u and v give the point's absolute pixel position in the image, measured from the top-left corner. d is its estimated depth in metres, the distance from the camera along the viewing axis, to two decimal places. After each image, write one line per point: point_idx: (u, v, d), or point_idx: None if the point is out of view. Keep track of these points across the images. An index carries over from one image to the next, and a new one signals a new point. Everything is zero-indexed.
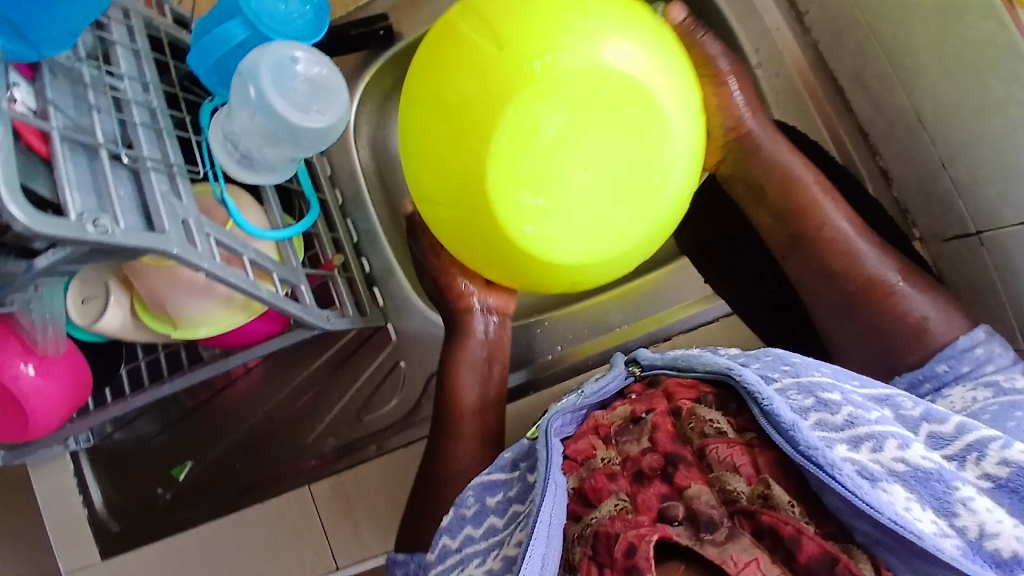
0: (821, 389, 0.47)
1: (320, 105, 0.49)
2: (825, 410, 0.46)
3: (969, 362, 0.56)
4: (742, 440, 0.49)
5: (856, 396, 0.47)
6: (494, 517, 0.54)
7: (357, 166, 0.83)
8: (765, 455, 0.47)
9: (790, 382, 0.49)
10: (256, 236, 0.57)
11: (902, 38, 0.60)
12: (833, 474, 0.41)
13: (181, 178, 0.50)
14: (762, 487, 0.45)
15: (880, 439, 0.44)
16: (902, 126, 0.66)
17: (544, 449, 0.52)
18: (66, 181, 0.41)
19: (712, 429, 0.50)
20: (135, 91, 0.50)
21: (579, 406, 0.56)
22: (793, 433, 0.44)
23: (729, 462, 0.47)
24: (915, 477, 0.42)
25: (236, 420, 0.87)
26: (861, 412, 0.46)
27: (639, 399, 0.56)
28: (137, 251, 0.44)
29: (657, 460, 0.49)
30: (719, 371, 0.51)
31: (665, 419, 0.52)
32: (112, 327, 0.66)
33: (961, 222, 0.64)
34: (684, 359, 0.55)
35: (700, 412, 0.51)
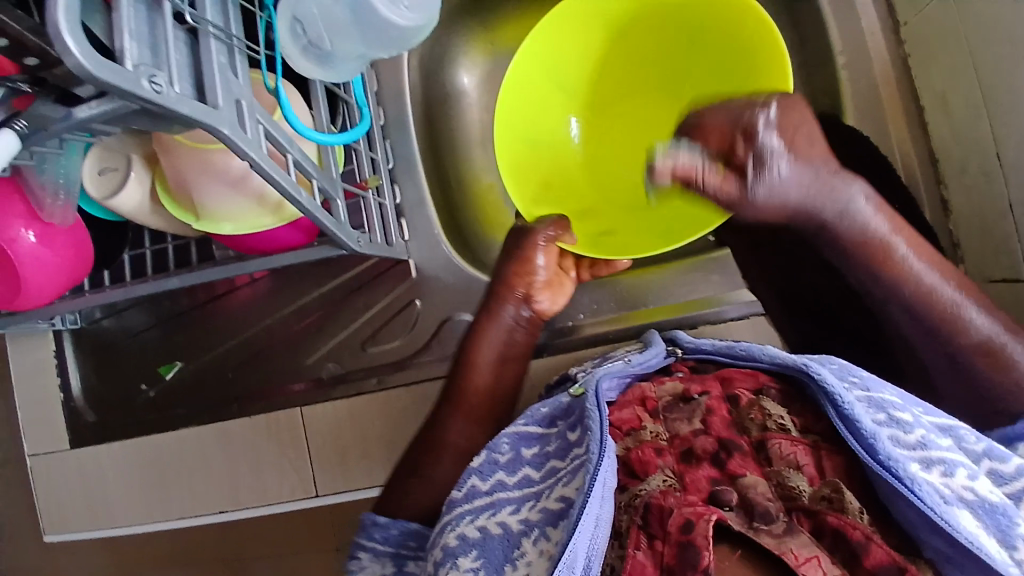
0: (892, 406, 0.45)
1: (408, 1, 0.48)
2: (898, 427, 0.44)
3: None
4: (806, 440, 0.46)
5: (924, 419, 0.45)
6: (530, 468, 0.51)
7: (406, 91, 0.79)
8: (832, 460, 0.45)
9: (862, 394, 0.45)
10: (304, 136, 0.54)
11: (1002, 68, 0.58)
12: (915, 490, 0.40)
13: (239, 54, 0.46)
14: (829, 491, 0.43)
15: (951, 465, 0.43)
16: (977, 157, 0.63)
17: (596, 410, 0.48)
18: (126, 28, 0.37)
19: (774, 423, 0.47)
20: None
21: (625, 372, 0.54)
22: (874, 442, 0.42)
23: (792, 458, 0.45)
24: (982, 507, 0.41)
25: (234, 330, 0.84)
26: (932, 437, 0.44)
27: (690, 378, 0.53)
28: (188, 122, 0.41)
29: (710, 443, 0.47)
30: (789, 364, 0.48)
31: (720, 404, 0.49)
32: (127, 207, 0.62)
33: (1014, 266, 0.62)
34: (744, 348, 0.51)
35: (764, 404, 0.48)
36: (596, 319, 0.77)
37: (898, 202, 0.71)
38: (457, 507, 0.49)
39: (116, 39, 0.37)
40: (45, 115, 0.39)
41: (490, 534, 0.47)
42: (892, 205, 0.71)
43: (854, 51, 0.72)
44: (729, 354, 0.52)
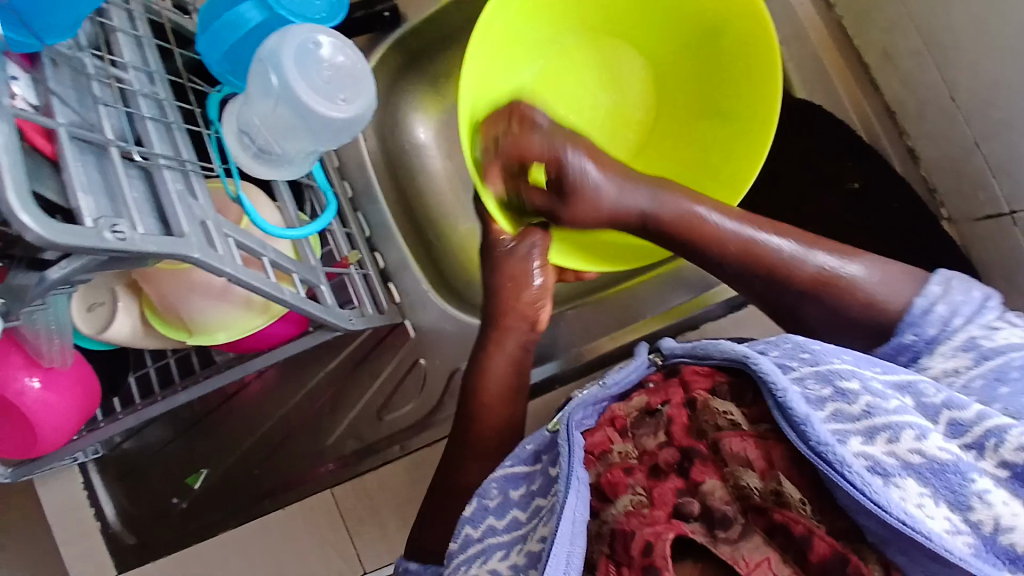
0: (839, 376, 0.43)
1: (346, 93, 0.48)
2: (842, 399, 0.42)
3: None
4: (755, 432, 0.46)
5: (875, 383, 0.42)
6: (517, 510, 0.50)
7: (366, 158, 0.80)
8: (781, 449, 0.44)
9: (809, 370, 0.44)
10: (274, 235, 0.54)
11: (941, 14, 0.58)
12: (842, 473, 0.39)
13: (195, 175, 0.47)
14: (774, 483, 0.43)
15: (896, 429, 0.40)
16: (935, 103, 0.63)
17: (567, 442, 0.48)
18: (78, 183, 0.38)
19: (725, 421, 0.46)
20: (141, 82, 0.47)
21: (600, 398, 0.52)
22: (804, 427, 0.41)
23: (742, 455, 0.44)
24: (929, 470, 0.39)
25: (251, 426, 0.85)
26: (878, 401, 0.41)
27: (656, 389, 0.52)
28: (159, 257, 0.42)
29: (674, 454, 0.47)
30: (736, 359, 0.47)
31: (681, 411, 0.49)
32: (122, 334, 0.64)
33: (994, 202, 0.61)
34: (700, 347, 0.51)
35: (714, 404, 0.48)
36: (593, 339, 0.78)
37: (866, 162, 0.71)
38: (454, 560, 0.49)
39: (71, 197, 0.38)
40: (21, 284, 0.40)
41: None
42: (860, 167, 0.71)
43: (790, 24, 0.73)
44: (694, 355, 0.51)
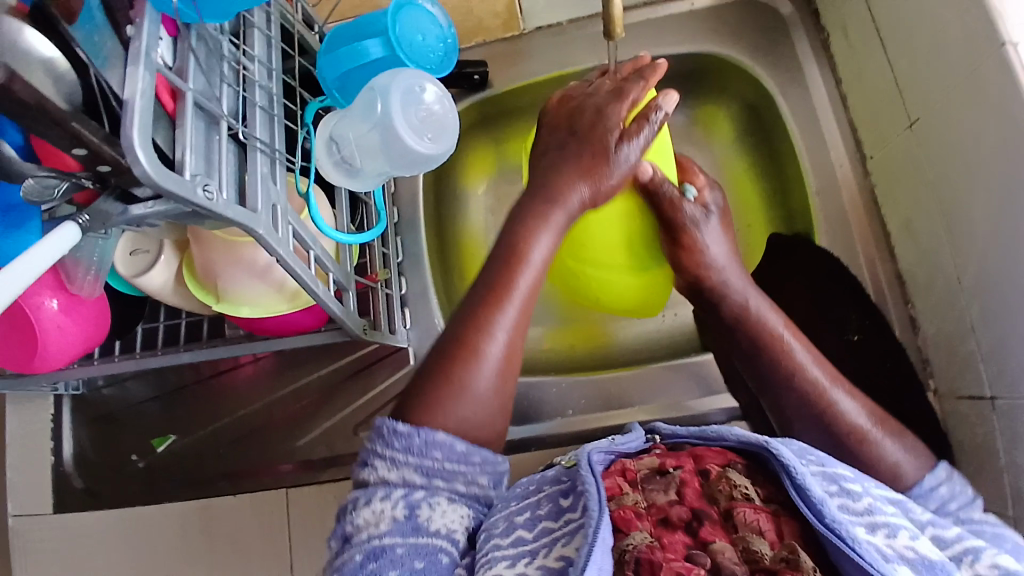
0: (843, 478, 0.47)
1: (432, 134, 0.55)
2: (847, 496, 0.45)
3: (936, 501, 0.56)
4: (767, 508, 0.46)
5: (873, 491, 0.47)
6: (522, 530, 0.47)
7: (419, 192, 0.85)
8: (790, 524, 0.45)
9: (818, 469, 0.47)
10: (326, 235, 0.60)
11: (961, 204, 0.64)
12: (855, 550, 0.41)
13: (279, 164, 0.53)
14: (786, 552, 0.42)
15: (894, 527, 0.44)
16: (943, 281, 0.68)
17: (592, 480, 0.47)
18: (187, 142, 0.43)
19: (739, 494, 0.46)
20: (260, 74, 0.53)
21: (609, 450, 0.52)
22: (819, 506, 0.43)
23: (755, 525, 0.44)
24: (922, 563, 0.42)
25: (231, 406, 0.87)
26: (878, 504, 0.46)
27: (668, 454, 0.52)
28: (229, 223, 0.46)
29: (685, 513, 0.46)
30: (753, 443, 0.48)
31: (693, 477, 0.48)
32: (152, 284, 0.67)
33: (978, 384, 0.65)
34: (713, 429, 0.51)
35: (730, 476, 0.48)
36: (583, 414, 0.80)
37: (868, 318, 0.77)
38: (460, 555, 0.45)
39: (178, 152, 0.43)
40: (105, 210, 0.44)
41: None
42: (863, 322, 0.77)
43: (826, 180, 0.80)
44: (701, 436, 0.52)
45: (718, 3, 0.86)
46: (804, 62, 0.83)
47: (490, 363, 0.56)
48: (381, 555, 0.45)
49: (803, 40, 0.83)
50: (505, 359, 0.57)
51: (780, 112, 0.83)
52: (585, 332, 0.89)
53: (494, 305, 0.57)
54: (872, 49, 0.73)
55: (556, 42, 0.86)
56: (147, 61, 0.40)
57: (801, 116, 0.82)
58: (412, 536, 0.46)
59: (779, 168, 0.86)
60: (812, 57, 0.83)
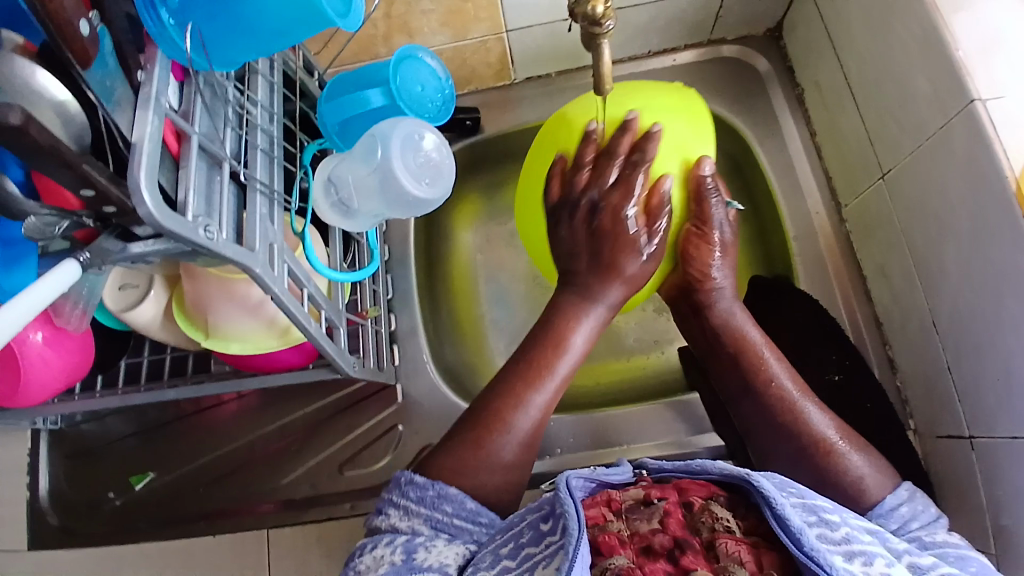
0: (823, 509, 0.47)
1: (429, 179, 0.56)
2: (826, 526, 0.46)
3: (896, 521, 0.57)
4: (746, 539, 0.47)
5: (851, 521, 0.48)
6: (506, 560, 0.49)
7: (410, 230, 0.87)
8: (770, 555, 0.46)
9: (797, 500, 0.48)
10: (321, 273, 0.60)
11: (933, 251, 0.67)
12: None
13: (277, 204, 0.54)
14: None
15: (870, 555, 0.44)
16: (918, 324, 0.71)
17: (572, 503, 0.48)
18: (190, 183, 0.44)
19: (720, 525, 0.47)
20: (262, 118, 0.55)
21: (592, 477, 0.53)
22: (800, 536, 0.43)
23: (735, 556, 0.45)
24: None
25: (214, 442, 0.85)
26: (856, 534, 0.46)
27: (654, 485, 0.52)
28: (227, 262, 0.47)
29: (668, 541, 0.46)
30: (735, 476, 0.48)
31: (677, 508, 0.49)
32: (141, 319, 0.67)
33: (957, 424, 0.67)
34: (696, 462, 0.51)
35: (713, 508, 0.48)
36: (572, 452, 0.80)
37: (848, 359, 0.77)
38: None
39: (180, 193, 0.44)
40: (104, 248, 0.44)
41: None
42: (843, 362, 0.77)
43: (805, 225, 0.84)
44: (685, 470, 0.52)
45: (700, 58, 0.91)
46: (781, 114, 0.87)
47: (515, 435, 0.60)
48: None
49: (779, 93, 0.88)
50: (532, 431, 0.61)
51: (759, 159, 0.87)
52: (572, 371, 0.90)
53: (530, 383, 0.62)
54: (845, 103, 0.78)
55: (545, 90, 0.90)
56: (155, 105, 0.42)
57: (780, 165, 0.86)
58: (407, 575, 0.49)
59: (758, 212, 0.90)
60: (789, 109, 0.87)
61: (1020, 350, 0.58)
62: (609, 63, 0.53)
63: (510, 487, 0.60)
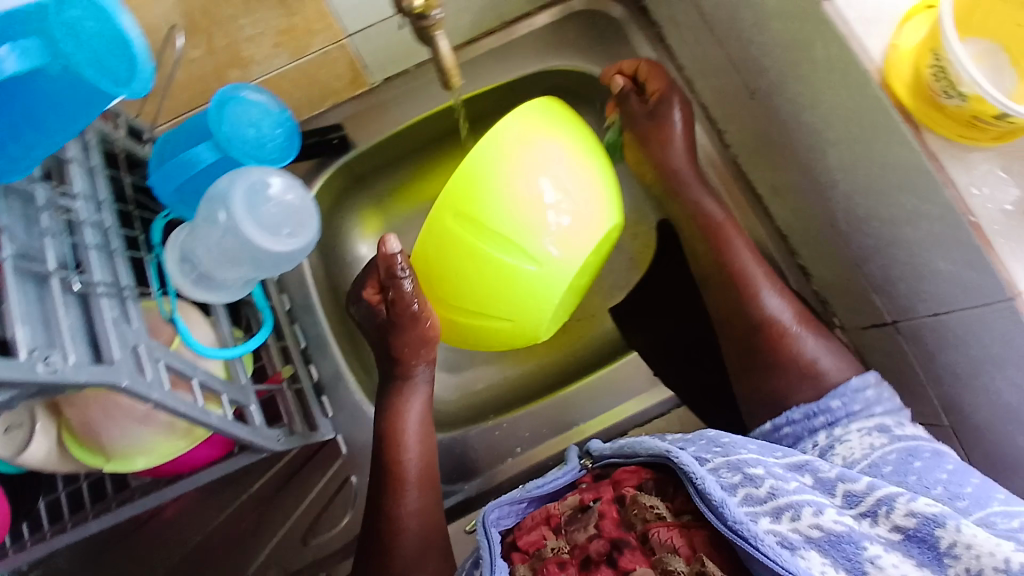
0: (746, 466, 0.48)
1: (290, 227, 0.52)
2: (751, 485, 0.47)
3: (860, 402, 0.61)
4: (678, 521, 0.46)
5: (776, 470, 0.48)
6: None
7: (306, 273, 0.82)
8: (702, 534, 0.45)
9: (721, 462, 0.49)
10: (204, 355, 0.55)
11: (818, 160, 0.68)
12: (759, 546, 0.41)
13: (131, 301, 0.48)
14: (699, 564, 0.42)
15: (798, 507, 0.44)
16: (819, 231, 0.73)
17: (486, 540, 0.49)
18: (16, 314, 0.38)
19: (652, 513, 0.46)
20: (88, 210, 0.49)
21: (521, 498, 0.52)
22: (722, 509, 0.43)
23: (669, 543, 0.44)
24: (828, 541, 0.42)
25: (163, 554, 0.78)
26: (781, 484, 0.46)
27: (587, 487, 0.51)
28: (85, 387, 0.41)
29: (604, 545, 0.46)
30: (660, 455, 0.49)
31: (611, 506, 0.48)
32: (34, 459, 0.60)
33: (877, 313, 0.70)
34: (627, 445, 0.52)
35: (641, 499, 0.48)
36: (535, 447, 0.79)
37: None
38: None
39: (8, 328, 0.38)
40: None
41: None
42: None
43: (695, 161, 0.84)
44: (622, 454, 0.52)
45: (555, 19, 0.88)
46: (646, 56, 0.87)
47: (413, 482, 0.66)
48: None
49: (638, 36, 0.87)
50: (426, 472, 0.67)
51: None
52: (510, 360, 0.88)
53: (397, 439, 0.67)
54: (703, 35, 0.78)
55: (409, 89, 0.86)
56: None
57: None
58: None
59: None
60: (651, 50, 0.87)
61: (919, 234, 0.59)
62: (445, 45, 0.54)
63: (434, 520, 0.66)
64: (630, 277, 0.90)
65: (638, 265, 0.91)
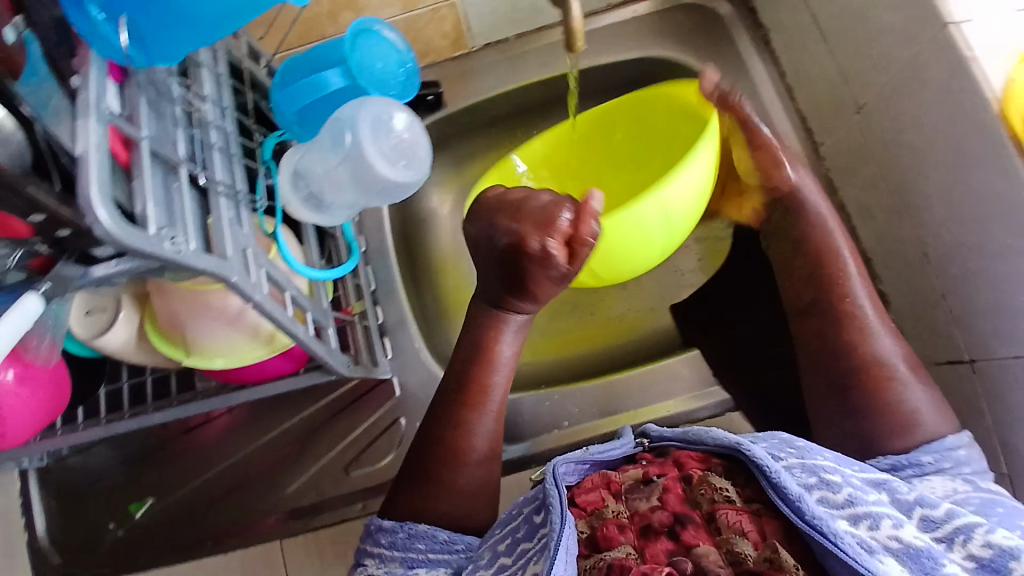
0: (823, 470, 0.48)
1: (405, 162, 0.56)
2: (828, 489, 0.47)
3: (950, 461, 0.57)
4: (749, 508, 0.47)
5: (854, 479, 0.48)
6: (504, 558, 0.51)
7: (384, 219, 0.84)
8: (773, 523, 0.46)
9: (796, 462, 0.49)
10: (299, 272, 0.58)
11: (917, 182, 0.66)
12: (838, 544, 0.42)
13: (244, 205, 0.50)
14: (769, 551, 0.44)
15: (876, 517, 0.45)
16: (904, 256, 0.71)
17: (555, 492, 0.49)
18: (147, 194, 0.41)
19: (721, 496, 0.48)
20: (213, 114, 0.51)
21: (585, 459, 0.53)
22: (800, 504, 0.44)
23: (737, 526, 0.46)
24: (907, 552, 0.42)
25: (209, 460, 0.82)
26: (859, 494, 0.47)
27: (652, 462, 0.53)
28: (199, 274, 0.44)
29: (667, 517, 0.47)
30: (730, 446, 0.49)
31: (675, 482, 0.50)
32: (111, 345, 0.64)
33: (952, 349, 0.67)
34: (693, 431, 0.52)
35: (712, 480, 0.49)
36: (578, 424, 0.79)
37: None
38: None
39: (139, 205, 0.41)
40: (65, 275, 0.41)
41: None
42: None
43: None
44: (684, 439, 0.52)
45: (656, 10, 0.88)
46: (748, 57, 0.85)
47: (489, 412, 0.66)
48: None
49: (743, 36, 0.86)
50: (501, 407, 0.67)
51: None
52: (563, 340, 0.89)
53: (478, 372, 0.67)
54: (811, 41, 0.76)
55: (506, 57, 0.87)
56: (97, 112, 0.38)
57: (753, 110, 0.85)
58: None
59: None
60: (752, 51, 0.85)
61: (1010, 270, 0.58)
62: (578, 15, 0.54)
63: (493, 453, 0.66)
64: (696, 277, 0.90)
65: (706, 266, 0.90)
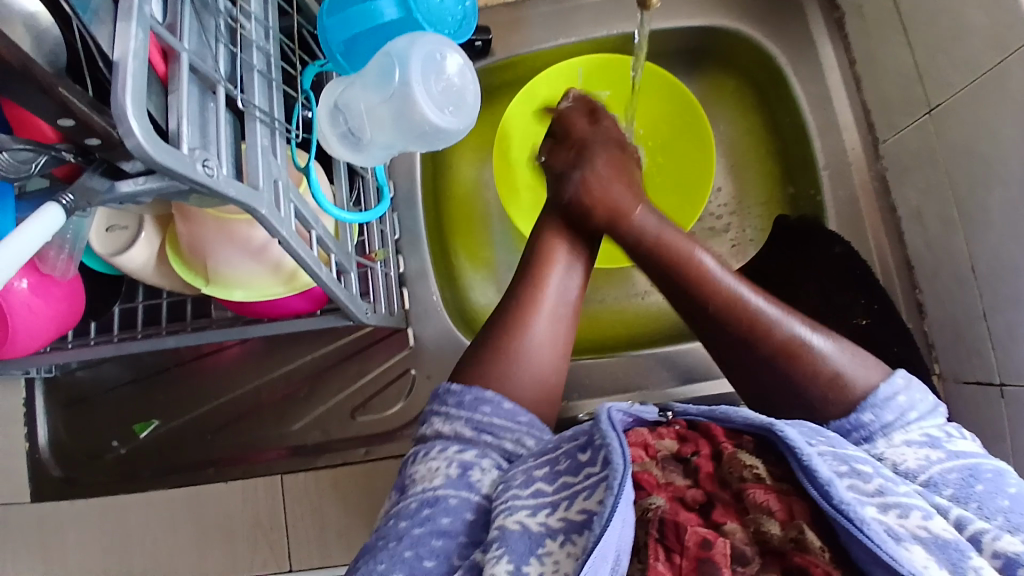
0: (855, 458, 0.44)
1: (453, 107, 0.53)
2: (858, 477, 0.43)
3: (893, 412, 0.50)
4: (777, 487, 0.44)
5: (886, 471, 0.44)
6: (541, 482, 0.46)
7: (416, 165, 0.81)
8: (803, 503, 0.43)
9: (828, 449, 0.44)
10: (329, 212, 0.55)
11: (978, 194, 0.63)
12: (865, 531, 0.39)
13: (279, 134, 0.48)
14: (795, 531, 0.41)
15: (906, 507, 0.41)
16: (952, 268, 0.68)
17: (616, 437, 0.44)
18: (183, 111, 0.39)
19: (750, 474, 0.44)
20: (257, 34, 0.48)
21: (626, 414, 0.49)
22: (829, 488, 0.40)
23: (766, 506, 0.42)
24: (934, 543, 0.39)
25: (216, 389, 0.82)
26: (890, 484, 0.43)
27: (685, 434, 0.49)
28: (230, 202, 0.41)
29: (700, 493, 0.44)
30: (760, 427, 0.45)
31: (709, 460, 0.46)
32: (132, 263, 0.62)
33: (985, 369, 0.65)
34: (719, 410, 0.47)
35: (741, 456, 0.45)
36: (589, 398, 0.79)
37: (876, 303, 0.76)
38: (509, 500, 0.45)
39: (174, 122, 0.38)
40: (90, 187, 0.39)
41: (509, 530, 0.43)
42: (871, 306, 0.76)
43: (838, 162, 0.79)
44: (709, 416, 0.48)
45: None
46: (817, 40, 0.80)
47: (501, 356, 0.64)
48: (434, 503, 0.47)
49: (816, 17, 0.81)
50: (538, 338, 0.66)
51: (790, 89, 0.82)
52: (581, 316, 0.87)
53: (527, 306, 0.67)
54: (890, 30, 0.71)
55: (560, 9, 0.82)
56: (139, 17, 0.35)
57: (814, 96, 0.80)
58: (461, 488, 0.48)
59: (785, 146, 0.86)
60: (825, 33, 0.80)
61: None
62: None
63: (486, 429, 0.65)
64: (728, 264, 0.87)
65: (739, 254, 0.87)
